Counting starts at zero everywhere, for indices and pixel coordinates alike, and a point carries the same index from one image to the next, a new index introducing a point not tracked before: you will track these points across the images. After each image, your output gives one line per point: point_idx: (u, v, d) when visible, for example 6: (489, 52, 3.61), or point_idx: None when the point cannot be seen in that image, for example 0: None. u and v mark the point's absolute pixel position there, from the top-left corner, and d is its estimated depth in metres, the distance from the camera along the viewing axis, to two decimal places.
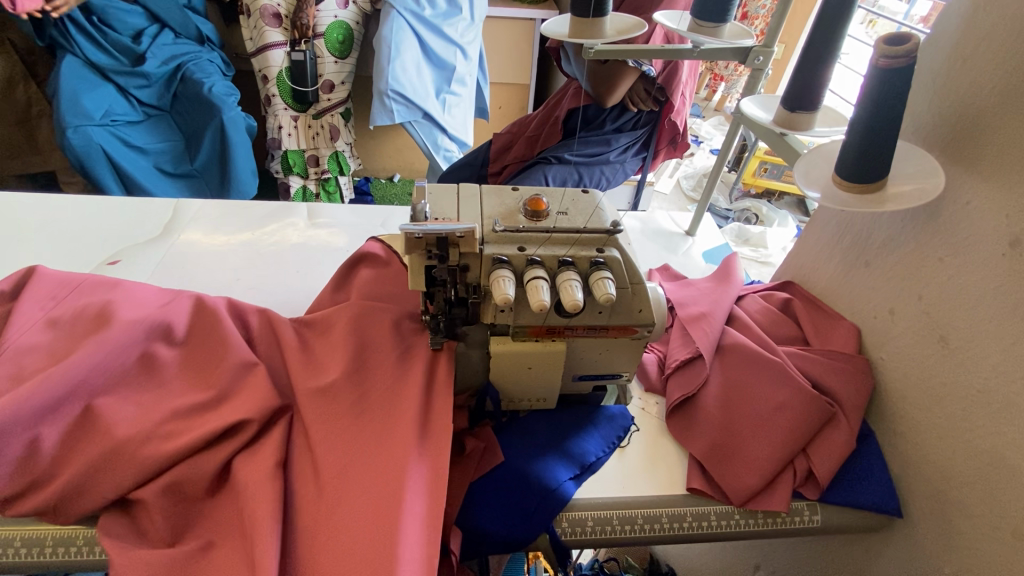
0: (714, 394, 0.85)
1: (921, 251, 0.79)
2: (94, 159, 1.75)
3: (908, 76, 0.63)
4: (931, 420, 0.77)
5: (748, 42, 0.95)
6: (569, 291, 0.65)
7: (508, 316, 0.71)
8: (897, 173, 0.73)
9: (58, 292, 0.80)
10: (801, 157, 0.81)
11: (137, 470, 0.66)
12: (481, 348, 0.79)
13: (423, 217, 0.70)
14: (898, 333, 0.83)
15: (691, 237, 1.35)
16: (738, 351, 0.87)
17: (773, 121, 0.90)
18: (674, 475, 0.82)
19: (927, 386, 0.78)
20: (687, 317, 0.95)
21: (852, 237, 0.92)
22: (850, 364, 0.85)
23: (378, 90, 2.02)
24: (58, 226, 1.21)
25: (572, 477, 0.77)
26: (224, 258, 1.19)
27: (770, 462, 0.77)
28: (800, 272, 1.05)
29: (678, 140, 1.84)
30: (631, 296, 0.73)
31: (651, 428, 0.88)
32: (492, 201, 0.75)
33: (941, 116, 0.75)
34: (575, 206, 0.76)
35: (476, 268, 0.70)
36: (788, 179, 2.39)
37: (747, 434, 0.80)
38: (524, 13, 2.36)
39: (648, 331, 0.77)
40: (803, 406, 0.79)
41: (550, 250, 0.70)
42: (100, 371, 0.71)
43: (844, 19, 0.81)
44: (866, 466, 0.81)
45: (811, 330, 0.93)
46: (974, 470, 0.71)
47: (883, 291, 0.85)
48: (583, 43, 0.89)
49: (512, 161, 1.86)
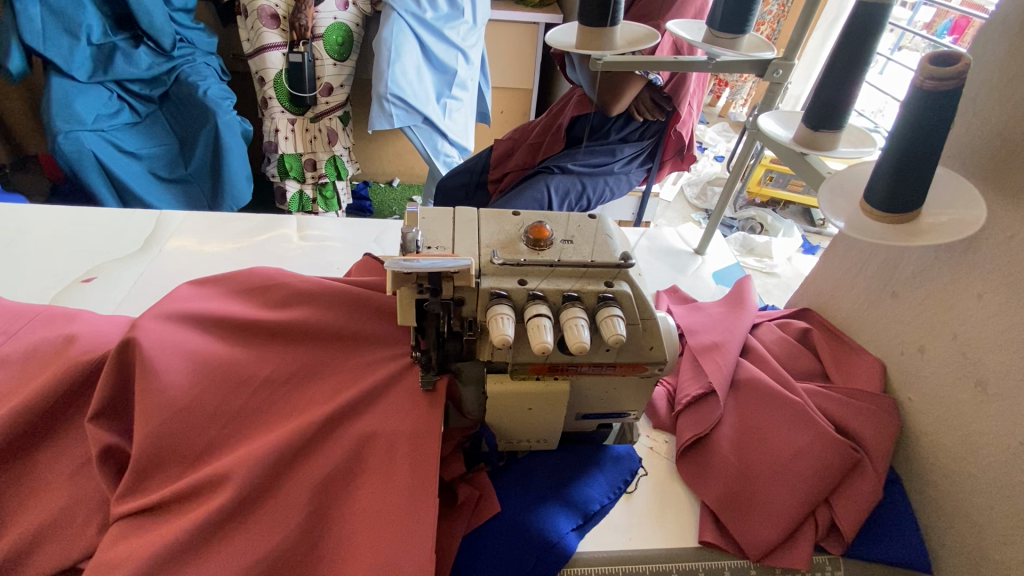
0: (729, 435, 0.78)
1: (955, 287, 0.73)
2: (85, 165, 1.67)
3: (954, 101, 0.56)
4: (965, 470, 0.71)
5: (767, 54, 0.88)
6: (574, 332, 0.59)
7: (506, 354, 0.65)
8: (930, 201, 0.66)
9: (11, 326, 0.78)
10: (825, 182, 0.74)
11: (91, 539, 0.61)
12: (477, 386, 0.73)
13: (415, 246, 0.63)
14: (928, 373, 0.76)
15: (700, 255, 1.29)
16: (754, 387, 0.81)
17: (794, 140, 0.84)
18: (685, 525, 0.76)
19: (962, 434, 0.72)
20: (698, 347, 0.89)
21: (878, 265, 0.86)
22: (876, 405, 0.79)
23: (378, 94, 1.95)
24: (33, 239, 1.15)
25: (574, 528, 0.71)
26: (207, 271, 1.12)
27: (792, 514, 0.71)
28: (818, 298, 0.99)
29: (686, 151, 1.78)
30: (642, 333, 0.67)
31: (659, 470, 0.82)
32: (492, 227, 0.69)
33: (984, 142, 0.69)
34: (581, 233, 0.70)
35: (472, 301, 0.64)
36: (794, 188, 2.33)
37: (765, 481, 0.73)
38: (529, 16, 2.30)
39: (659, 368, 0.70)
40: (827, 453, 0.72)
41: (554, 283, 0.63)
42: (49, 417, 0.68)
43: (876, 35, 0.75)
44: (892, 517, 0.75)
45: (831, 363, 0.86)
46: (1014, 532, 0.65)
47: (911, 327, 0.79)
48: (591, 54, 0.82)
49: (513, 170, 1.80)
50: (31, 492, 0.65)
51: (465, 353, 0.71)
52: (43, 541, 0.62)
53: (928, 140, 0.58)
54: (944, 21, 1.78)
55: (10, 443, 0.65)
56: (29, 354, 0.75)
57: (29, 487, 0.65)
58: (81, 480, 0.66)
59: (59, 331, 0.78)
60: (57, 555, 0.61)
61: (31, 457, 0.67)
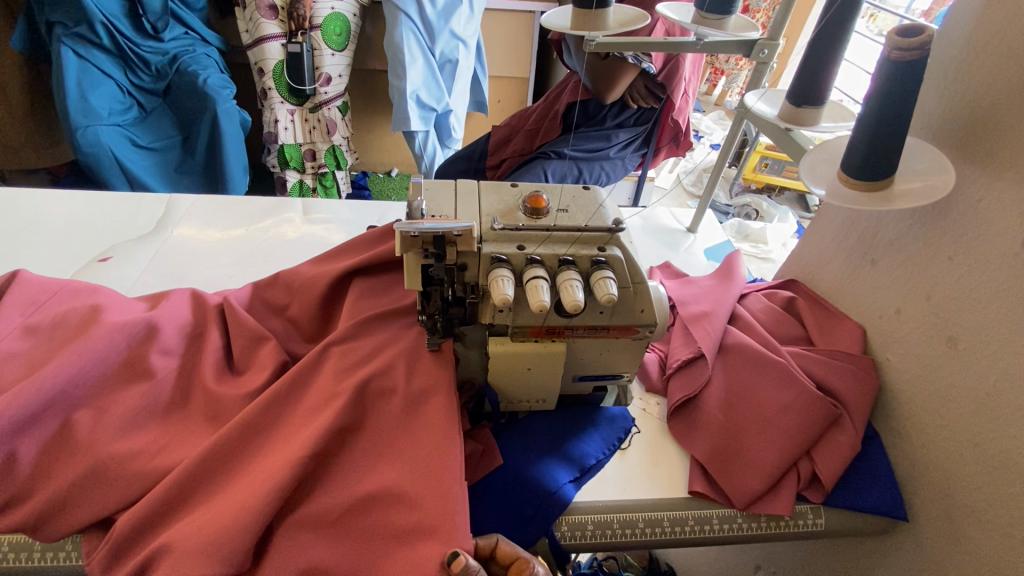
0: (716, 395, 0.83)
1: (928, 252, 0.77)
2: (103, 162, 1.74)
3: (920, 70, 0.61)
4: (937, 422, 0.76)
5: (753, 34, 0.92)
6: (569, 292, 0.63)
7: (507, 316, 0.70)
8: (903, 170, 0.71)
9: (38, 298, 0.82)
10: (808, 153, 0.79)
11: (127, 490, 0.66)
12: (479, 348, 0.78)
13: (421, 214, 0.68)
14: (904, 334, 0.81)
15: (693, 234, 1.33)
16: (740, 350, 0.86)
17: (779, 116, 0.89)
18: (676, 478, 0.81)
19: (935, 389, 0.76)
20: (689, 315, 0.93)
21: (857, 235, 0.90)
22: (855, 365, 0.84)
23: (399, 92, 2.04)
24: (49, 221, 1.19)
25: (572, 480, 0.76)
26: (217, 254, 1.17)
27: (774, 464, 0.76)
28: (805, 270, 1.03)
29: (680, 138, 1.82)
30: (633, 296, 0.71)
31: (652, 430, 0.87)
32: (491, 198, 0.73)
33: (952, 113, 0.74)
34: (575, 204, 0.74)
35: (474, 267, 0.68)
36: (789, 174, 2.36)
37: (749, 436, 0.78)
38: (524, 5, 2.32)
39: (650, 331, 0.75)
40: (807, 409, 0.77)
41: (550, 248, 0.68)
42: (79, 381, 0.73)
43: (852, 15, 0.79)
44: (870, 471, 0.80)
45: (814, 329, 0.91)
46: (980, 475, 0.70)
47: (889, 291, 0.84)
48: (585, 35, 0.86)
49: (511, 155, 1.84)
50: (65, 450, 0.70)
51: (468, 317, 0.75)
52: (79, 494, 0.66)
53: (896, 106, 0.63)
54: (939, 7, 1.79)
55: (45, 405, 0.70)
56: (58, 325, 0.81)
57: (64, 446, 0.70)
58: (111, 438, 0.70)
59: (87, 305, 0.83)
60: (91, 507, 0.65)
61: (64, 417, 0.72)
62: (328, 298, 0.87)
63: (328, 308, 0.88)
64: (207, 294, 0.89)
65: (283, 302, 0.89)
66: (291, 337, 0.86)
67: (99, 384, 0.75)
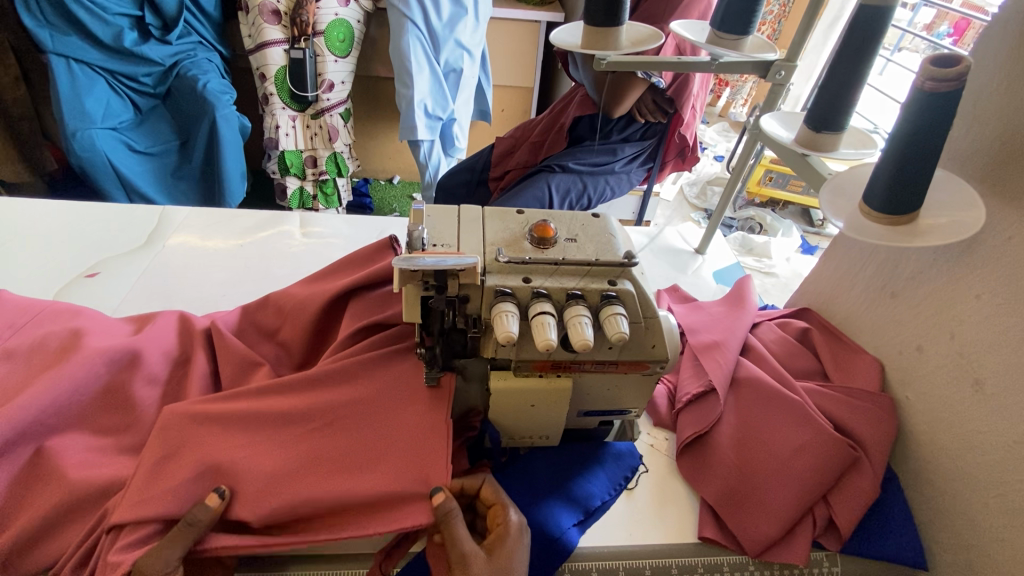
0: (728, 433, 0.79)
1: (954, 288, 0.73)
2: (97, 166, 1.70)
3: (954, 102, 0.57)
4: (960, 467, 0.72)
5: (771, 56, 0.89)
6: (577, 329, 0.59)
7: (510, 350, 0.66)
8: (929, 203, 0.68)
9: (18, 321, 0.82)
10: (826, 182, 0.75)
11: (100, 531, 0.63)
12: (480, 382, 0.74)
13: (421, 244, 0.64)
14: (925, 373, 0.77)
15: (701, 255, 1.29)
16: (753, 385, 0.82)
17: (795, 141, 0.85)
18: (684, 522, 0.77)
19: (958, 433, 0.73)
20: (699, 346, 0.89)
21: (877, 265, 0.86)
22: (873, 403, 0.80)
23: (405, 101, 2.01)
24: (38, 231, 1.16)
25: (575, 523, 0.72)
26: (209, 269, 1.12)
27: (790, 510, 0.72)
28: (818, 298, 1.00)
29: (687, 153, 1.78)
30: (644, 331, 0.67)
31: (660, 467, 0.83)
32: (496, 226, 0.70)
33: (983, 144, 0.70)
34: (584, 232, 0.71)
35: (477, 299, 0.64)
36: (794, 188, 2.33)
37: (764, 478, 0.74)
38: (531, 14, 2.30)
39: (661, 366, 0.71)
40: (824, 451, 0.73)
41: (558, 282, 0.64)
42: (56, 412, 0.70)
43: (878, 37, 0.75)
44: (890, 516, 0.75)
45: (830, 362, 0.88)
46: (1006, 526, 0.66)
47: (909, 327, 0.80)
48: (596, 54, 0.83)
49: (515, 167, 1.81)
50: (40, 479, 0.67)
51: (468, 350, 0.71)
52: (58, 521, 0.64)
53: (925, 140, 0.59)
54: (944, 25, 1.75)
55: (17, 438, 0.67)
56: (44, 346, 0.79)
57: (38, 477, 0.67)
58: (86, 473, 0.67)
59: (72, 328, 0.81)
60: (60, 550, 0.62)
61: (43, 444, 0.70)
62: (320, 324, 0.83)
63: (322, 332, 0.84)
64: (195, 318, 0.86)
65: (274, 326, 0.86)
66: (282, 363, 0.83)
67: (79, 411, 0.72)
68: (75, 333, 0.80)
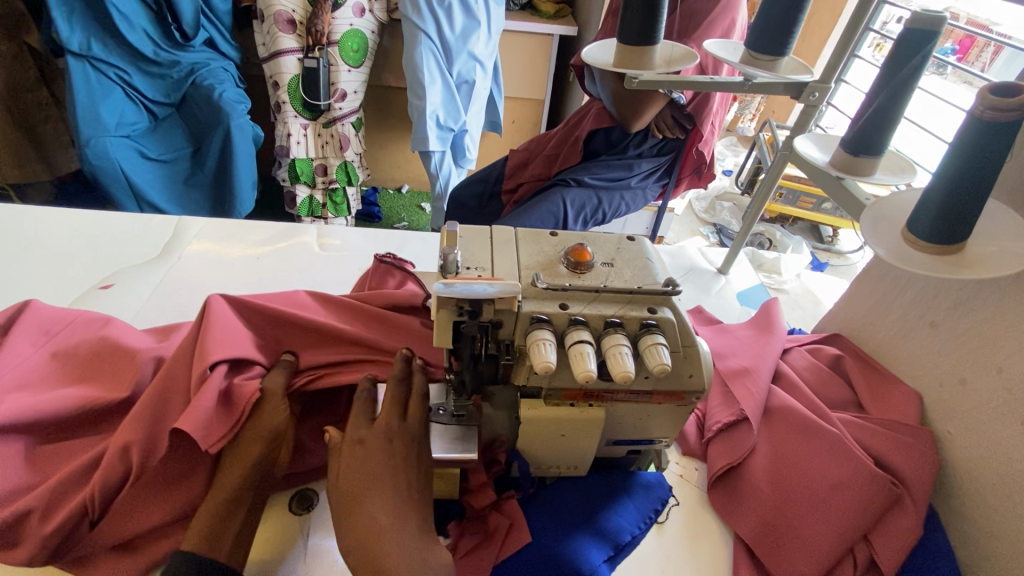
0: (762, 466, 0.76)
1: (1003, 319, 0.71)
2: (109, 175, 1.69)
3: (1015, 131, 0.54)
4: (1007, 506, 0.69)
5: (806, 77, 0.87)
6: (617, 360, 0.57)
7: (543, 378, 0.64)
8: (978, 232, 0.65)
9: (50, 328, 0.80)
10: (865, 209, 0.72)
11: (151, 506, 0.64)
12: (509, 410, 0.71)
13: (455, 268, 0.61)
14: (968, 406, 0.74)
15: (724, 275, 1.27)
16: (787, 415, 0.79)
17: (831, 165, 0.81)
18: (717, 557, 0.75)
19: (1005, 470, 0.70)
20: (728, 371, 0.87)
21: (917, 293, 0.84)
22: (914, 438, 0.76)
23: (417, 112, 2.00)
24: (54, 241, 1.14)
25: (605, 559, 0.69)
26: (226, 280, 1.10)
27: (831, 552, 0.68)
28: (849, 324, 0.97)
29: (703, 169, 1.76)
30: (682, 361, 0.65)
31: (690, 500, 0.81)
32: (530, 249, 0.68)
33: None
34: (621, 257, 0.68)
35: (511, 325, 0.62)
36: (804, 205, 2.29)
37: (801, 515, 0.71)
38: (543, 28, 2.30)
39: (697, 397, 0.68)
40: (864, 489, 0.70)
41: (596, 309, 0.62)
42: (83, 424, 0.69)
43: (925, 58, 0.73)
44: (937, 556, 0.71)
45: (867, 393, 0.84)
46: None
47: (952, 358, 0.77)
48: (629, 72, 0.81)
49: (529, 179, 1.79)
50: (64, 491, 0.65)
51: (498, 376, 0.69)
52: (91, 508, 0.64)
53: (983, 170, 0.56)
54: (949, 44, 1.70)
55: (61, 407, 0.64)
56: (69, 356, 0.78)
57: (68, 484, 0.65)
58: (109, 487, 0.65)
59: (99, 338, 0.79)
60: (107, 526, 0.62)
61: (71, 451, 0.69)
62: None
63: None
64: None
65: None
66: None
67: (106, 420, 0.71)
68: (101, 342, 0.79)
